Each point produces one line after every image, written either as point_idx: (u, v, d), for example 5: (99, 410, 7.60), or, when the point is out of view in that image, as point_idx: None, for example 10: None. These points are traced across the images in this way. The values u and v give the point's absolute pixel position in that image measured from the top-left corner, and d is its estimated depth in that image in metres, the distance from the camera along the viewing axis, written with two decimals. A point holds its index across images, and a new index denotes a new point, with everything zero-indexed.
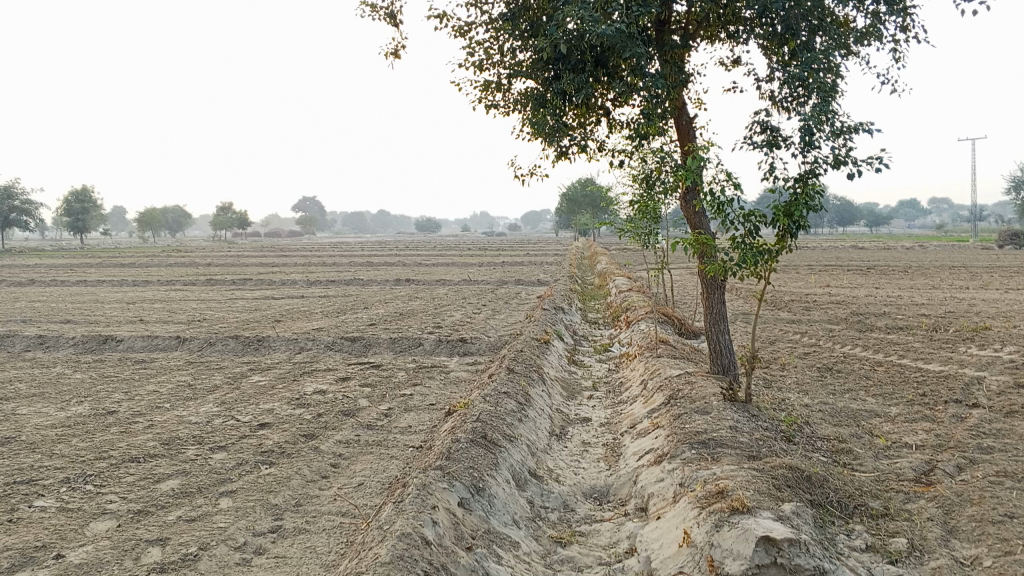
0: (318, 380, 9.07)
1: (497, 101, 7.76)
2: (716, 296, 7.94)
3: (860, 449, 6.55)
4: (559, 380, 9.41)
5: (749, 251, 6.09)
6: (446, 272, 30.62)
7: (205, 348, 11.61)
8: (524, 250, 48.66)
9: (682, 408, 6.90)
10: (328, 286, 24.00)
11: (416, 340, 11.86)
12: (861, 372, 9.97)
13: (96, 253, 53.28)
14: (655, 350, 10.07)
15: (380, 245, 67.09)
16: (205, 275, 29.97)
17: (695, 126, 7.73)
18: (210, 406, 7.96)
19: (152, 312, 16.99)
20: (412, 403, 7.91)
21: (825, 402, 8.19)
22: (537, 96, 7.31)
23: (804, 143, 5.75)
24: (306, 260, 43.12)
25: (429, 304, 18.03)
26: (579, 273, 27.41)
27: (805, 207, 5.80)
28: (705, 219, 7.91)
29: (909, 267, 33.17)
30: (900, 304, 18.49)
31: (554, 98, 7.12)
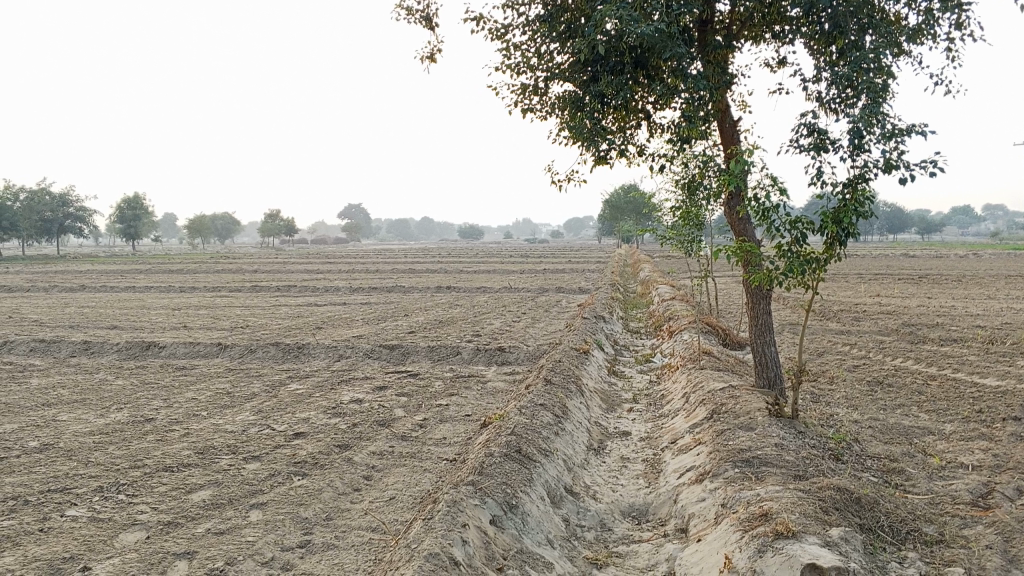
0: (356, 389, 9.01)
1: (535, 105, 7.64)
2: (762, 306, 7.70)
3: (913, 469, 6.26)
4: (599, 392, 9.22)
5: (796, 260, 5.85)
6: (488, 279, 30.56)
7: (245, 355, 11.64)
8: (567, 258, 48.49)
9: (725, 424, 6.68)
10: (370, 293, 24.06)
11: (455, 348, 11.76)
12: (914, 386, 9.61)
13: (147, 260, 54.24)
14: (698, 362, 9.83)
15: (423, 252, 67.41)
16: (251, 282, 30.30)
17: (739, 130, 7.51)
18: (246, 414, 7.93)
19: (196, 318, 17.16)
20: (449, 414, 7.80)
21: (875, 418, 7.88)
22: (576, 100, 7.17)
23: (854, 147, 5.51)
24: (350, 267, 43.45)
25: (469, 312, 17.94)
26: (622, 281, 27.14)
27: (855, 214, 5.55)
28: (750, 227, 7.67)
29: (963, 276, 32.26)
30: (954, 315, 17.92)
31: (593, 101, 6.98)
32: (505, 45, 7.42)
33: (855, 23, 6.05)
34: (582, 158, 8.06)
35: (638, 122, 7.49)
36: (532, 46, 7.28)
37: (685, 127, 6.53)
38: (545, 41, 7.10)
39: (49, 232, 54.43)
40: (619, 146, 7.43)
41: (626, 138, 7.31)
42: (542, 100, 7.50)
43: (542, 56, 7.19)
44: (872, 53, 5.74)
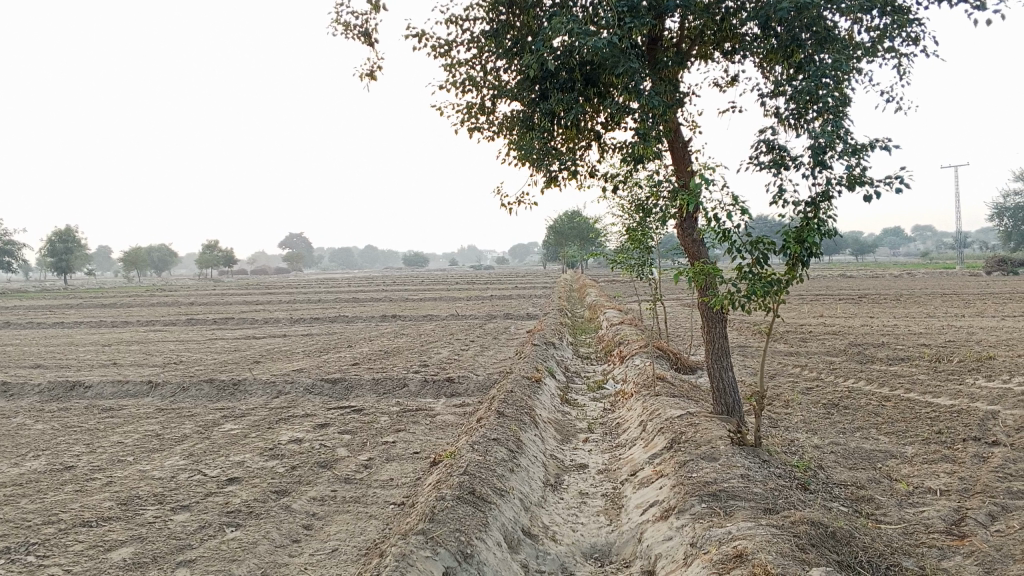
0: (295, 428, 8.50)
1: (481, 125, 7.32)
2: (717, 329, 7.46)
3: (882, 496, 6.04)
4: (553, 422, 8.87)
5: (757, 282, 5.58)
6: (434, 306, 30.10)
7: (178, 394, 10.99)
8: (512, 284, 48.27)
9: (687, 454, 6.37)
10: (312, 324, 23.38)
11: (401, 380, 11.30)
12: (870, 408, 9.48)
13: (77, 294, 52.37)
14: (652, 388, 9.55)
15: (367, 280, 66.56)
16: (186, 314, 29.28)
17: (691, 152, 7.29)
18: (177, 458, 7.37)
19: (127, 355, 16.33)
20: (395, 452, 7.35)
21: (836, 443, 7.68)
22: (524, 119, 6.87)
23: (815, 163, 5.31)
24: (292, 296, 42.55)
25: (415, 341, 17.46)
26: (569, 306, 26.94)
27: (817, 232, 5.33)
28: (703, 248, 7.45)
29: (900, 294, 32.92)
30: (898, 333, 18.08)
31: (542, 120, 6.69)
32: (449, 62, 7.10)
33: (810, 36, 5.86)
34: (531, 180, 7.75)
35: (589, 142, 7.22)
36: (477, 63, 6.97)
37: (639, 146, 6.25)
38: (490, 58, 6.80)
39: None
40: (570, 167, 7.14)
41: (576, 160, 7.02)
42: (489, 119, 7.19)
43: (487, 74, 6.89)
44: (831, 68, 5.54)
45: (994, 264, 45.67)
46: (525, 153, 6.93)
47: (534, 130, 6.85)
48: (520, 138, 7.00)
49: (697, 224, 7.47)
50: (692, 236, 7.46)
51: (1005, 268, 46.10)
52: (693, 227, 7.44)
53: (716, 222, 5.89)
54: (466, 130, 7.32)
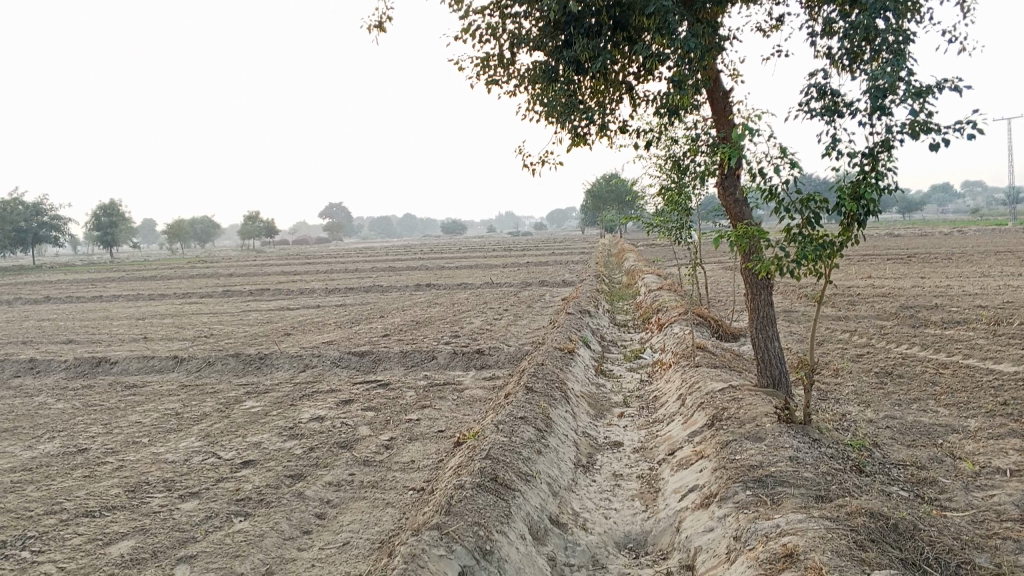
0: (317, 405, 8.15)
1: (501, 78, 6.81)
2: (762, 297, 6.92)
3: (946, 478, 5.49)
4: (586, 396, 8.42)
5: (808, 244, 5.02)
6: (471, 274, 29.70)
7: (203, 369, 10.73)
8: (550, 250, 47.72)
9: (729, 433, 5.89)
10: (347, 294, 23.12)
11: (430, 352, 10.90)
12: (927, 377, 8.86)
13: (119, 267, 52.97)
14: (692, 359, 9.03)
15: (404, 248, 66.54)
16: (222, 286, 29.24)
17: (731, 104, 6.69)
18: (192, 439, 7.07)
19: (159, 329, 16.17)
20: (419, 431, 6.97)
21: (892, 417, 7.11)
22: (547, 71, 6.34)
23: (874, 109, 4.73)
24: (330, 266, 42.48)
25: (449, 311, 17.07)
26: (607, 271, 26.33)
27: (876, 187, 4.75)
28: (746, 210, 6.90)
29: (952, 253, 31.68)
30: (952, 295, 17.22)
31: (567, 71, 6.15)
32: (465, 10, 6.58)
33: None
34: (557, 138, 7.22)
35: (620, 95, 6.68)
36: (495, 10, 6.46)
37: (675, 95, 5.71)
38: (508, 4, 6.26)
39: (23, 242, 53.14)
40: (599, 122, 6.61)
41: (606, 113, 6.48)
42: (509, 72, 6.67)
43: (505, 21, 6.36)
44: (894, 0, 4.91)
45: None
46: (549, 106, 6.40)
47: (558, 81, 6.32)
48: (543, 91, 6.46)
49: (739, 183, 6.91)
50: (734, 196, 6.89)
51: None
52: (735, 187, 6.87)
53: (761, 178, 5.32)
54: (485, 84, 6.80)
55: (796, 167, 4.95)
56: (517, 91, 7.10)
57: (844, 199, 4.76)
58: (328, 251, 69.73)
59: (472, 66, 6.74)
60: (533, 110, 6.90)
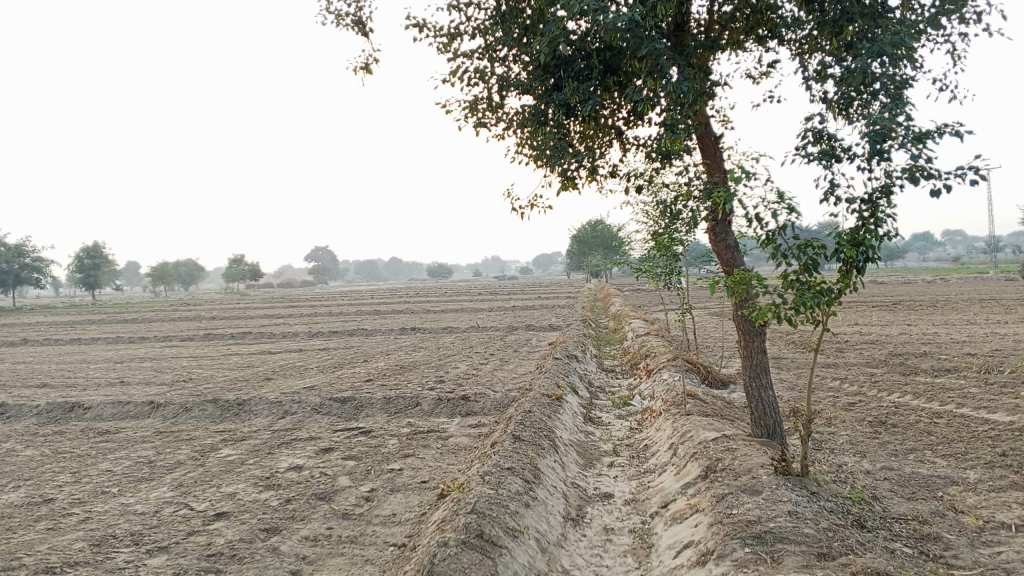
0: (296, 454, 7.86)
1: (489, 121, 6.70)
2: (755, 345, 6.76)
3: (950, 534, 5.27)
4: (574, 445, 8.18)
5: (807, 291, 4.85)
6: (456, 318, 29.47)
7: (179, 415, 10.41)
8: (535, 295, 47.57)
9: (724, 486, 5.67)
10: (330, 338, 22.81)
11: (414, 398, 10.64)
12: (921, 426, 8.68)
13: (100, 309, 52.34)
14: (682, 406, 8.82)
15: (389, 292, 66.27)
16: (203, 329, 28.83)
17: (722, 149, 6.58)
18: (164, 489, 6.77)
19: (136, 373, 15.80)
20: (401, 482, 6.70)
21: (889, 468, 6.91)
22: (535, 114, 6.22)
23: (872, 153, 4.60)
24: (313, 310, 42.11)
25: (433, 356, 16.80)
26: (593, 317, 26.19)
27: (875, 234, 4.61)
28: (738, 256, 6.77)
29: (936, 301, 31.78)
30: (940, 343, 17.14)
31: (556, 113, 6.03)
32: (452, 52, 6.48)
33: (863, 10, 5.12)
34: (545, 181, 7.10)
35: (609, 139, 6.58)
36: (483, 52, 6.36)
37: (667, 139, 5.59)
38: (496, 46, 6.16)
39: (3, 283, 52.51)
40: (588, 166, 6.49)
41: (596, 156, 6.37)
42: (497, 114, 6.55)
43: (493, 64, 6.26)
44: (892, 42, 4.82)
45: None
46: (538, 150, 6.28)
47: (547, 124, 6.21)
48: (532, 134, 6.34)
49: (730, 228, 6.79)
50: (725, 241, 6.76)
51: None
52: (726, 232, 6.74)
53: (756, 223, 5.18)
54: (472, 126, 6.69)
55: (793, 212, 4.78)
56: (505, 134, 6.99)
57: (843, 245, 4.60)
58: (313, 294, 69.41)
59: (459, 108, 6.62)
60: (522, 153, 6.78)
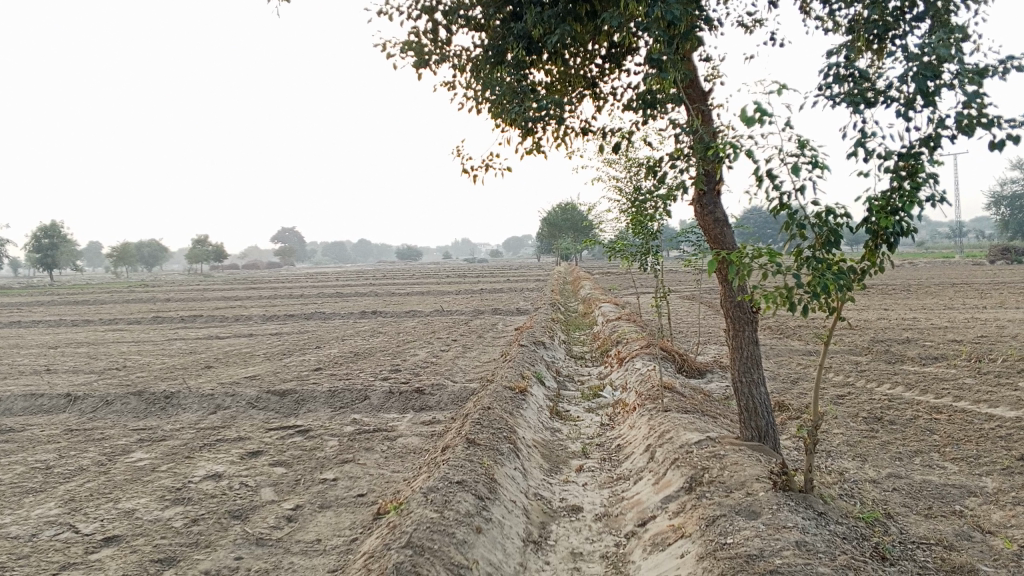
0: (217, 460, 6.82)
1: (434, 63, 5.66)
2: (747, 334, 5.83)
3: (985, 564, 4.40)
4: (538, 446, 7.22)
5: (825, 271, 3.84)
6: (422, 301, 28.43)
7: (97, 410, 9.28)
8: (502, 278, 46.44)
9: (715, 507, 4.75)
10: (286, 322, 21.61)
11: (362, 390, 9.61)
12: (924, 424, 7.83)
13: (51, 291, 50.43)
14: (659, 401, 7.91)
15: (354, 274, 64.85)
16: (154, 312, 27.39)
17: (712, 107, 5.61)
18: (51, 505, 5.69)
19: (68, 360, 14.54)
20: (334, 496, 5.71)
21: (897, 476, 6.03)
22: (492, 51, 5.20)
23: (915, 95, 3.69)
24: (274, 292, 40.70)
25: (392, 341, 15.74)
26: (563, 300, 25.23)
27: (914, 201, 3.65)
28: (727, 232, 5.80)
29: (910, 285, 31.17)
30: (923, 329, 16.39)
31: (516, 49, 5.01)
32: None
33: None
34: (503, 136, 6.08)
35: (580, 88, 5.58)
36: None
37: (652, 80, 4.62)
38: None
39: None
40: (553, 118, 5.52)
41: (562, 106, 5.39)
42: (444, 55, 5.53)
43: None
44: None
45: (998, 253, 44.17)
46: (494, 97, 5.27)
47: (502, 63, 5.23)
48: (487, 76, 5.31)
49: (719, 200, 5.84)
50: (712, 214, 5.81)
51: (1009, 256, 44.54)
52: (714, 204, 5.79)
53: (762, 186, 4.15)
54: (416, 68, 5.64)
55: (815, 166, 3.79)
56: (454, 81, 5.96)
57: (877, 210, 3.67)
58: (278, 277, 67.85)
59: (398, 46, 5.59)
60: (475, 101, 5.79)
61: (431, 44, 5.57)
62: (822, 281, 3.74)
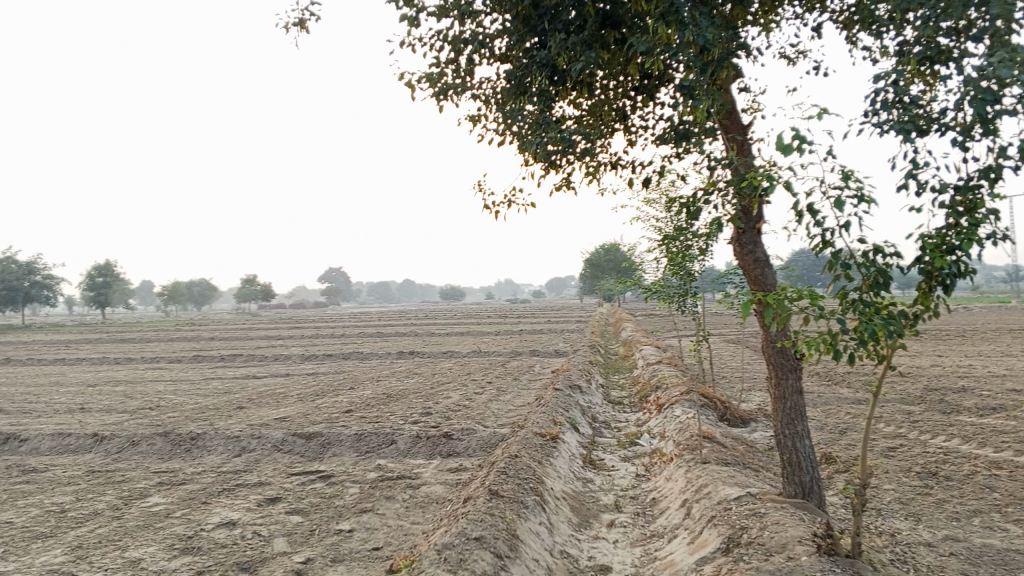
0: (234, 506, 6.59)
1: (457, 93, 5.48)
2: (790, 382, 5.46)
3: None
4: (567, 497, 6.87)
5: (873, 315, 3.49)
6: (461, 342, 28.22)
7: (122, 451, 9.15)
8: (543, 319, 46.13)
9: (753, 572, 4.37)
10: (323, 363, 21.52)
11: (390, 434, 9.35)
12: (983, 480, 7.30)
13: (100, 329, 51.32)
14: (697, 451, 7.51)
15: (396, 315, 65.03)
16: (195, 350, 27.53)
17: (750, 140, 5.33)
18: (58, 552, 5.50)
19: (103, 398, 14.54)
20: (349, 548, 5.43)
21: (955, 538, 5.56)
22: (515, 79, 5.00)
23: (972, 123, 3.41)
24: (315, 332, 40.85)
25: (427, 383, 15.49)
26: (603, 343, 24.80)
27: (973, 240, 3.31)
28: (768, 272, 5.48)
29: (964, 331, 30.11)
30: (979, 376, 15.66)
31: (539, 77, 4.81)
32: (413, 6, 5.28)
33: None
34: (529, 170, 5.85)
35: (608, 118, 5.35)
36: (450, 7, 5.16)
37: (683, 108, 4.36)
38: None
39: (14, 302, 51.55)
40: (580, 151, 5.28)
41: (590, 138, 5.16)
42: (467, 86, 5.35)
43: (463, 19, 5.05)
44: None
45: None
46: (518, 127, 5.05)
47: (527, 92, 5.01)
48: (510, 106, 5.11)
49: (759, 239, 5.53)
50: (751, 254, 5.50)
51: None
52: (754, 243, 5.48)
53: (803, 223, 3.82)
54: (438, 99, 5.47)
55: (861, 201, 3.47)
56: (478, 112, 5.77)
57: (932, 249, 3.34)
58: (321, 317, 68.32)
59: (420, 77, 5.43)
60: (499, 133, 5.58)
61: (454, 74, 5.40)
62: (871, 326, 3.40)
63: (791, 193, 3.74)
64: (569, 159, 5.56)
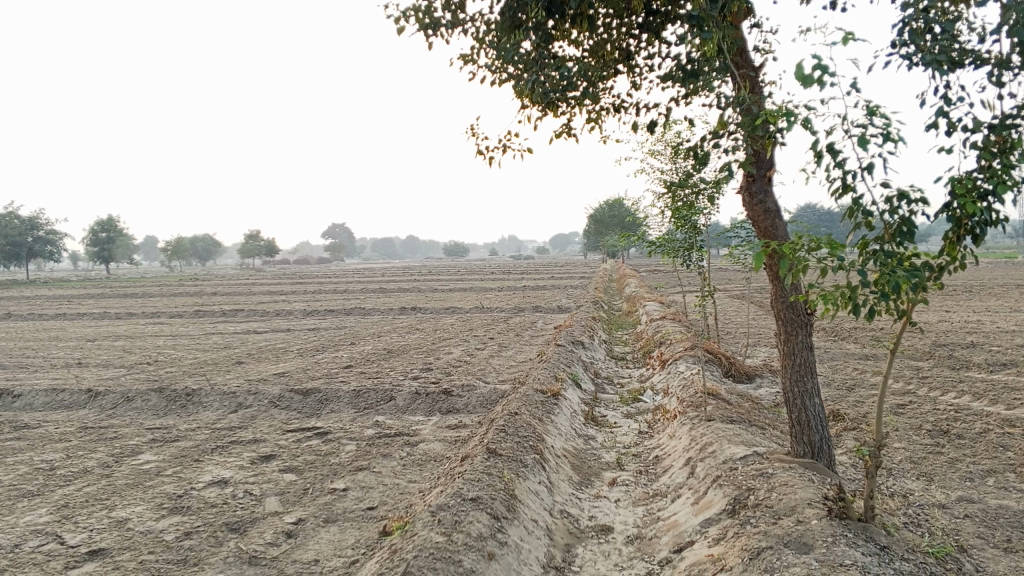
0: (226, 464, 6.43)
1: (450, 27, 5.19)
2: (800, 339, 5.22)
3: None
4: (568, 455, 6.70)
5: (895, 267, 3.20)
6: (464, 297, 28.04)
7: (117, 407, 9.00)
8: (547, 274, 46.00)
9: (761, 537, 4.18)
10: (325, 318, 21.35)
11: (389, 390, 9.17)
12: (996, 438, 7.11)
13: (102, 283, 51.21)
14: (702, 408, 7.33)
15: (399, 270, 64.79)
16: (197, 305, 27.37)
17: (762, 81, 5.04)
18: (42, 511, 5.34)
19: (102, 353, 14.39)
20: (342, 509, 5.27)
21: (969, 499, 5.37)
22: (512, 12, 4.71)
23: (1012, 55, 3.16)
24: (318, 288, 40.68)
25: (428, 339, 15.30)
26: (608, 298, 24.59)
27: (1008, 185, 3.02)
28: (780, 223, 5.21)
29: (972, 286, 29.80)
30: (988, 332, 15.43)
31: (538, 9, 4.51)
32: None
33: None
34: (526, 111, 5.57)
35: (611, 56, 5.07)
36: None
37: (692, 40, 4.06)
38: None
39: (17, 256, 51.34)
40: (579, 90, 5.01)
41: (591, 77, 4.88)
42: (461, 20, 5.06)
43: None
44: None
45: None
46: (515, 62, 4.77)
47: (524, 27, 4.70)
48: (507, 41, 4.82)
49: (770, 188, 5.25)
50: (762, 204, 5.23)
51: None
52: (764, 192, 5.20)
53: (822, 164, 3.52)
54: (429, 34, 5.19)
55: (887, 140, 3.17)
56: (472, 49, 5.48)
57: (962, 194, 3.06)
58: (324, 272, 68.15)
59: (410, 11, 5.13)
60: (495, 71, 5.29)
61: (447, 8, 5.09)
62: (894, 279, 3.11)
63: (809, 132, 3.47)
64: (569, 101, 5.28)
